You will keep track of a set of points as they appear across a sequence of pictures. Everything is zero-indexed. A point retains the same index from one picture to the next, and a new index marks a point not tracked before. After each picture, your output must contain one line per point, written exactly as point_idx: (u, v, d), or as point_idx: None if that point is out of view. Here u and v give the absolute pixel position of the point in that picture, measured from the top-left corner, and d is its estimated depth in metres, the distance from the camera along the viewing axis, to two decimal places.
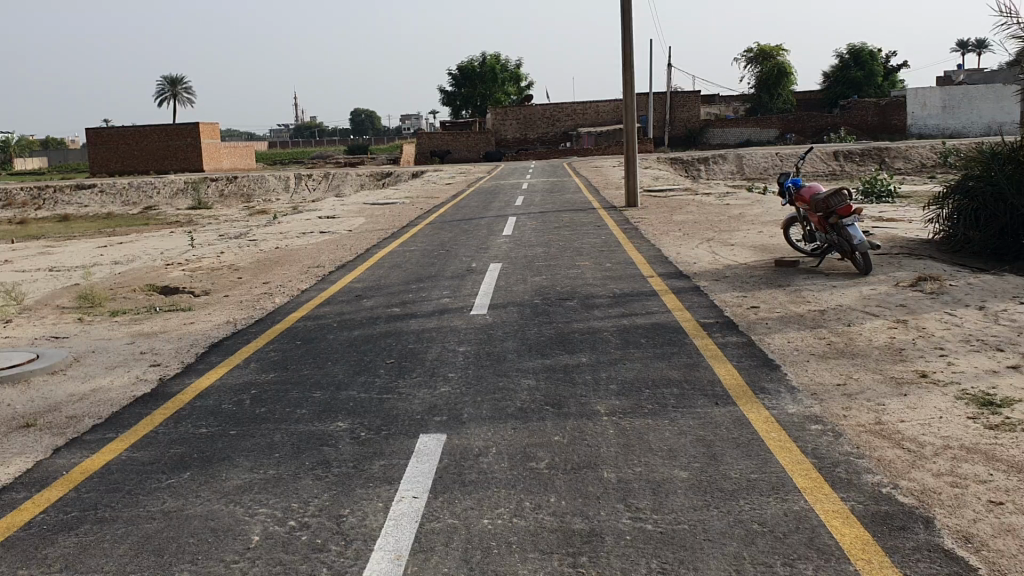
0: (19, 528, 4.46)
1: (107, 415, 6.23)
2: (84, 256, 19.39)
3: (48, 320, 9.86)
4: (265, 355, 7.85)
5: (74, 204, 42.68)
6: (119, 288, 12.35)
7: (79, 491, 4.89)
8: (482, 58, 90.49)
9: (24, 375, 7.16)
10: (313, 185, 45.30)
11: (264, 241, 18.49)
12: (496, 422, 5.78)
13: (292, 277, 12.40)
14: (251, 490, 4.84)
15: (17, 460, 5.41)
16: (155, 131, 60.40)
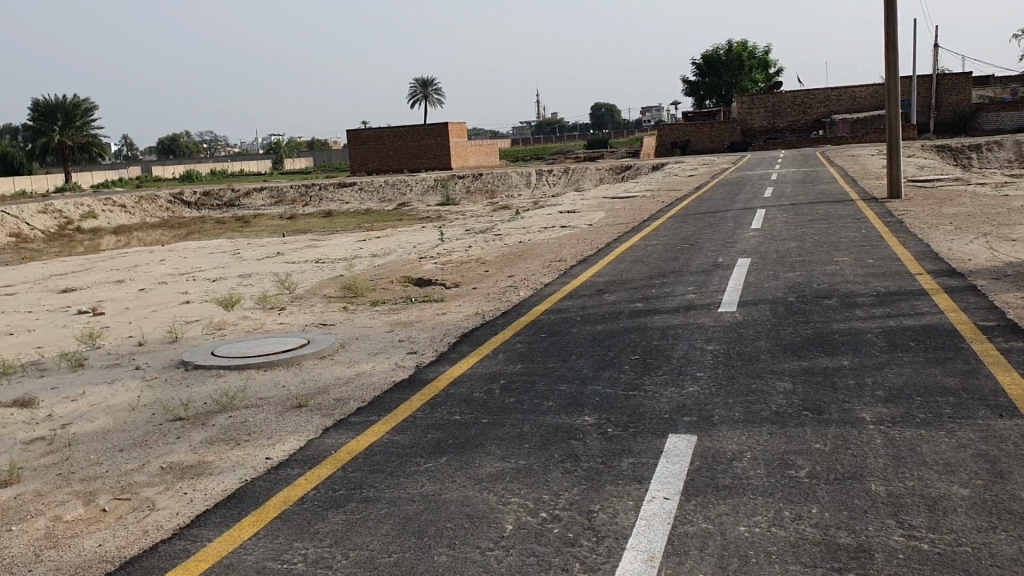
0: (293, 503, 4.79)
1: (370, 399, 6.58)
2: (346, 249, 20.83)
3: (316, 307, 10.65)
4: (514, 346, 8.02)
5: (336, 200, 46.10)
6: (378, 279, 13.16)
7: (345, 470, 5.19)
8: (729, 46, 88.28)
9: (297, 358, 7.75)
10: (555, 180, 46.12)
11: (510, 235, 19.02)
12: (750, 425, 5.54)
13: (536, 271, 12.65)
14: (503, 479, 4.93)
15: (292, 437, 5.84)
16: (408, 131, 63.92)
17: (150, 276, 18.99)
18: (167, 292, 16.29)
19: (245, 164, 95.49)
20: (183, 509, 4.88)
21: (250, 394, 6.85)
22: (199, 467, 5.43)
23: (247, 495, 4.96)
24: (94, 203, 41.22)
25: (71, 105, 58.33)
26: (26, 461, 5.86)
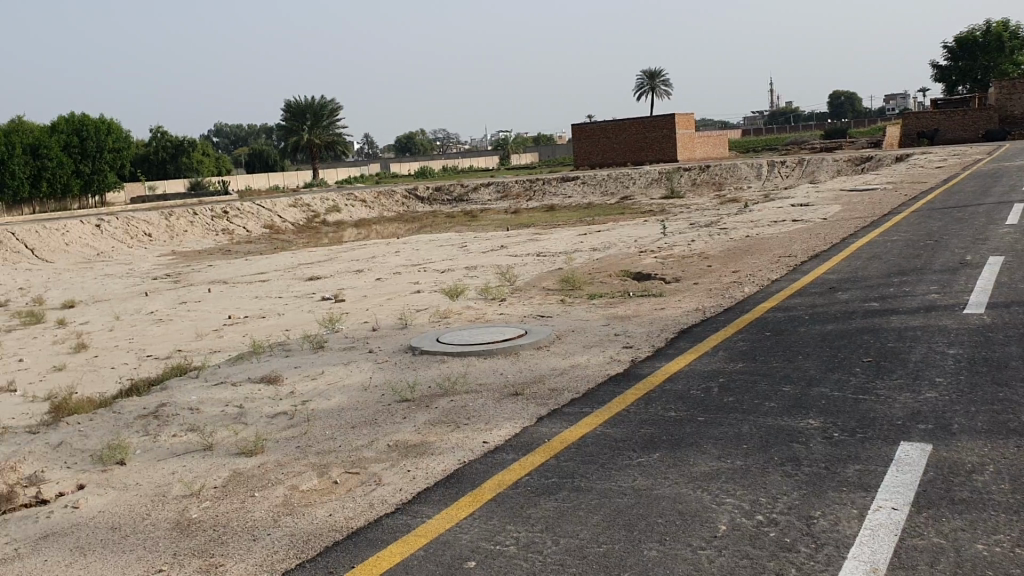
0: (507, 487, 4.92)
1: (584, 390, 6.58)
2: (568, 243, 21.08)
3: (536, 299, 10.86)
4: (734, 344, 7.79)
5: (560, 194, 46.58)
6: (597, 273, 13.21)
7: (558, 459, 5.25)
8: (987, 26, 81.16)
9: (513, 348, 7.77)
10: (785, 172, 44.35)
11: (735, 230, 18.52)
12: (994, 436, 5.08)
13: (761, 267, 12.22)
14: (717, 478, 4.81)
15: (508, 423, 5.95)
16: (634, 124, 63.51)
17: (385, 266, 20.08)
18: (399, 282, 17.16)
19: (476, 161, 98.71)
20: (405, 485, 5.13)
21: (471, 379, 7.03)
22: (421, 447, 5.68)
23: (465, 476, 5.14)
24: (337, 198, 44.16)
25: (319, 105, 62.62)
26: (269, 433, 6.39)
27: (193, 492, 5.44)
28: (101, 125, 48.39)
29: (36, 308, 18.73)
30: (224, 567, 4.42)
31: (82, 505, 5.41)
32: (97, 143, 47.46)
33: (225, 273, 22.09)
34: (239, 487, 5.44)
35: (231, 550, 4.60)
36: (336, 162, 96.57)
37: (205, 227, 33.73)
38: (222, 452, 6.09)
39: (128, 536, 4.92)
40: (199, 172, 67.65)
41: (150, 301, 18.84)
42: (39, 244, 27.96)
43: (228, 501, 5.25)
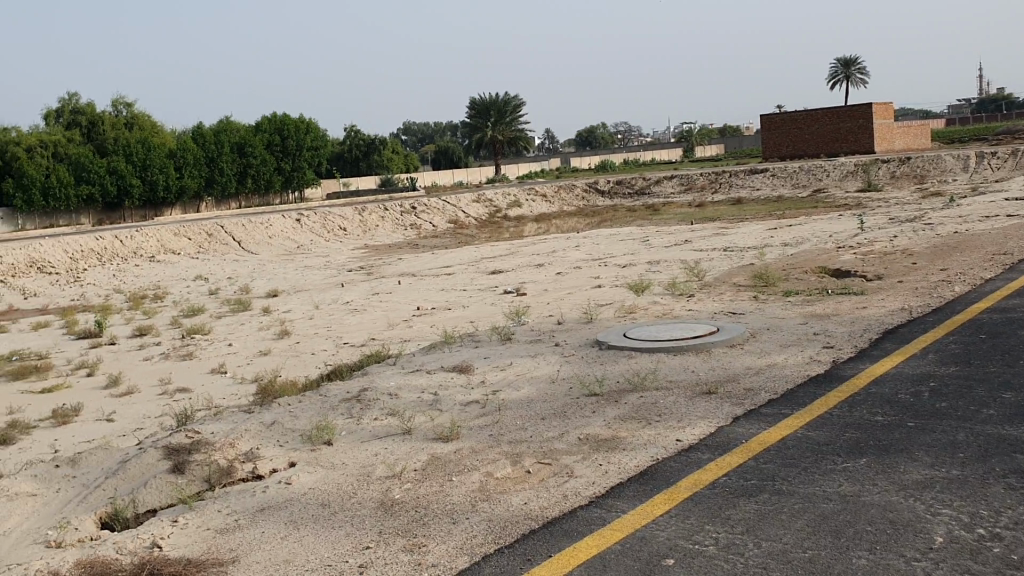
0: (704, 486, 4.82)
1: (782, 391, 6.35)
2: (757, 237, 20.44)
3: (727, 295, 10.59)
4: (946, 347, 7.29)
5: (747, 186, 44.95)
6: (792, 269, 12.72)
7: (757, 460, 5.10)
8: None
9: (705, 345, 7.59)
10: (996, 164, 41.15)
11: (942, 225, 17.34)
12: None
13: (974, 265, 11.39)
14: (932, 488, 4.52)
15: (702, 422, 5.83)
16: (828, 113, 57.83)
17: (567, 260, 20.17)
18: (582, 276, 17.18)
19: (658, 154, 97.32)
20: (599, 478, 5.14)
21: (662, 376, 6.93)
22: (614, 442, 5.66)
23: (660, 473, 5.08)
24: (519, 194, 44.84)
25: (502, 102, 63.62)
26: (463, 420, 6.56)
27: (395, 474, 5.66)
28: (300, 124, 51.19)
29: (244, 297, 20.09)
30: (426, 548, 4.58)
31: (293, 482, 5.75)
32: (296, 141, 50.26)
33: (414, 266, 22.88)
34: (437, 471, 5.62)
35: (432, 533, 4.76)
36: (518, 158, 97.88)
37: (394, 222, 35.08)
38: (420, 437, 6.32)
39: (336, 513, 5.19)
40: (388, 169, 70.34)
41: (345, 292, 19.80)
42: (245, 237, 29.96)
43: (427, 484, 5.43)
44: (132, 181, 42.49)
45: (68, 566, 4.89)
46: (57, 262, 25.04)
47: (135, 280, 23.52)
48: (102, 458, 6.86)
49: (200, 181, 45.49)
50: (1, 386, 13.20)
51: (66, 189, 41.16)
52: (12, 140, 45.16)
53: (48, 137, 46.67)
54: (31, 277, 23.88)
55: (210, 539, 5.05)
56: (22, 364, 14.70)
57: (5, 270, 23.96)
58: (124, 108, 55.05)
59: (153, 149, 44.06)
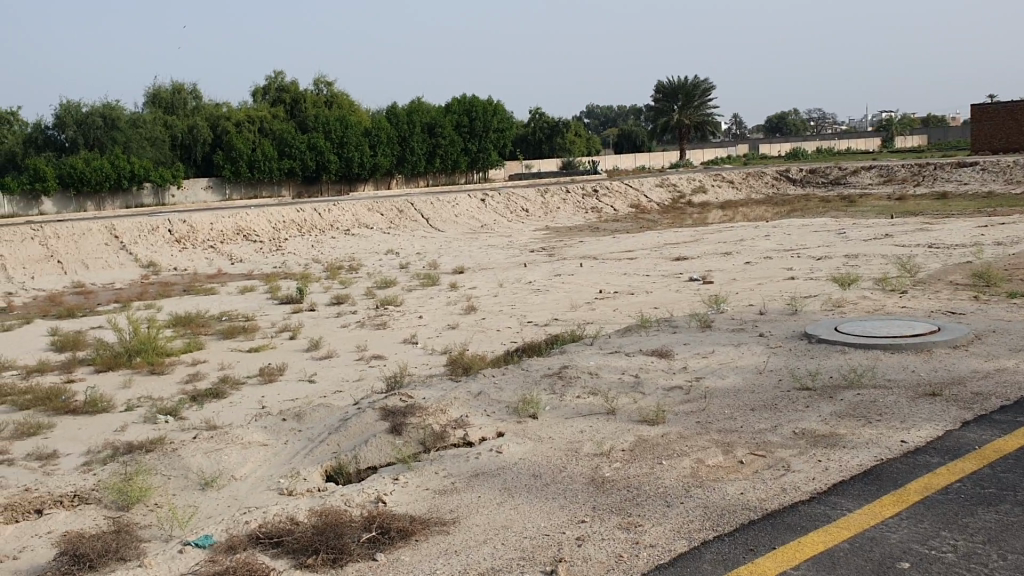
0: (937, 491, 4.61)
1: (1016, 398, 5.96)
2: (967, 235, 19.13)
3: (943, 295, 10.02)
4: None
5: (953, 180, 42.12)
6: (1014, 270, 11.85)
7: (995, 469, 4.83)
8: None
9: (926, 345, 7.22)
10: None
11: None
12: None
13: None
14: None
15: (928, 425, 5.56)
16: None
17: (756, 250, 19.63)
18: (773, 267, 16.67)
19: (853, 142, 92.58)
20: (819, 475, 5.00)
21: (879, 374, 6.65)
22: (832, 439, 5.50)
23: (885, 474, 4.90)
24: (703, 180, 44.05)
25: (691, 86, 62.39)
26: (669, 405, 6.55)
27: (604, 452, 5.73)
28: (488, 106, 52.12)
29: (432, 272, 20.77)
30: (643, 528, 4.61)
31: (504, 451, 5.92)
32: (483, 123, 51.27)
33: (596, 250, 22.92)
34: (647, 453, 5.64)
35: (647, 513, 4.79)
36: (702, 143, 95.86)
37: (576, 205, 35.26)
38: (625, 419, 6.35)
39: (549, 485, 5.32)
40: (570, 152, 70.64)
41: (529, 272, 20.10)
42: (433, 215, 30.99)
43: (638, 465, 5.47)
44: (330, 157, 44.81)
45: (302, 512, 5.24)
46: (262, 231, 26.74)
47: (332, 252, 24.79)
48: (322, 415, 7.31)
49: (391, 159, 47.33)
50: (215, 344, 14.25)
51: (271, 163, 43.94)
52: (223, 115, 48.49)
53: (256, 113, 49.79)
54: (240, 243, 25.62)
55: (429, 499, 5.30)
56: (231, 324, 15.80)
57: (216, 236, 25.81)
58: (324, 87, 57.89)
59: (350, 127, 46.20)
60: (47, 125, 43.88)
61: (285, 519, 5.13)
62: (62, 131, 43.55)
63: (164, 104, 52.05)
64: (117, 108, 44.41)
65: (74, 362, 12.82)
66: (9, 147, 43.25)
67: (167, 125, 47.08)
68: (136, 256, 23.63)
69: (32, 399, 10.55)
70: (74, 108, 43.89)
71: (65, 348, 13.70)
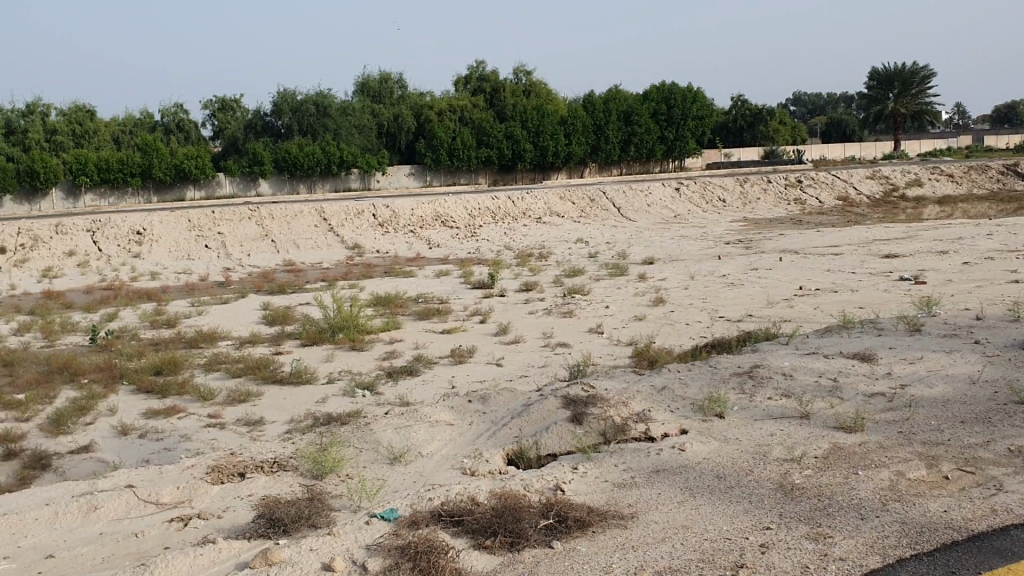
0: None
1: None
2: None
3: None
4: None
5: None
6: None
7: None
8: None
9: None
10: None
11: None
12: None
13: None
14: None
15: None
16: None
17: (976, 249, 18.18)
18: (993, 268, 15.39)
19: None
20: None
21: None
22: None
23: None
24: (918, 173, 41.34)
25: (908, 73, 58.66)
26: (869, 413, 6.17)
27: (794, 457, 5.47)
28: (687, 93, 50.98)
29: (623, 262, 20.65)
30: (833, 539, 4.36)
31: (687, 449, 5.78)
32: (682, 112, 50.24)
33: (796, 244, 21.96)
34: (840, 461, 5.34)
35: (839, 524, 4.52)
36: (921, 133, 89.87)
37: (777, 196, 33.95)
38: (818, 424, 6.05)
39: (733, 487, 5.13)
40: (774, 141, 68.02)
41: (723, 265, 19.58)
42: (626, 204, 30.81)
43: (830, 473, 5.19)
44: (526, 146, 45.48)
45: (483, 494, 5.33)
46: (458, 217, 27.50)
47: (524, 239, 25.15)
48: (507, 399, 7.41)
49: (586, 148, 47.39)
50: (410, 324, 14.79)
51: (470, 151, 45.11)
52: (427, 104, 50.16)
53: (457, 101, 51.13)
54: (437, 229, 26.46)
55: (608, 492, 5.26)
56: (427, 306, 16.35)
57: (415, 220, 26.77)
58: (524, 75, 58.69)
59: (546, 116, 46.61)
60: (266, 112, 46.95)
61: (466, 499, 5.23)
62: (279, 117, 46.52)
63: (372, 93, 54.52)
64: (329, 97, 46.96)
65: (282, 335, 13.68)
66: (231, 133, 46.80)
67: (374, 113, 49.42)
68: (342, 238, 24.90)
69: (244, 368, 11.35)
70: (291, 96, 46.82)
71: (275, 322, 14.63)
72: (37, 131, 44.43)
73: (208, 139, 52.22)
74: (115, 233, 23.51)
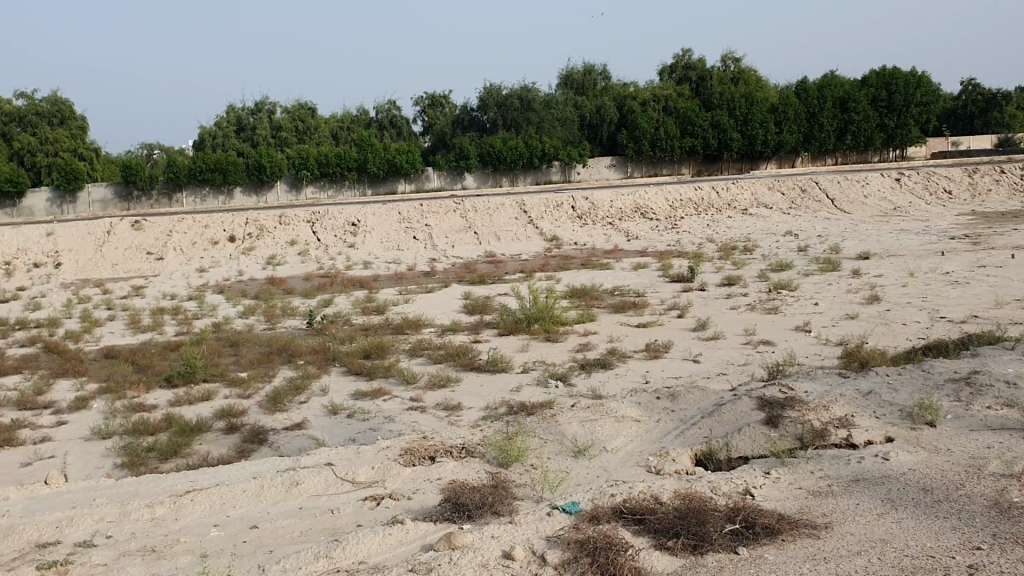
0: None
1: None
2: None
3: None
4: None
5: None
6: None
7: None
8: None
9: None
10: None
11: None
12: None
13: None
14: None
15: None
16: None
17: None
18: None
19: None
20: None
21: None
22: None
23: None
24: None
25: None
26: None
27: (1016, 474, 4.96)
28: (912, 76, 46.70)
29: (833, 257, 19.60)
30: None
31: (891, 459, 5.38)
32: (905, 97, 46.04)
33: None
34: None
35: None
36: None
37: (1013, 186, 31.03)
38: None
39: (941, 502, 4.72)
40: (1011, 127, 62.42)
41: (946, 261, 18.14)
42: (839, 195, 29.27)
43: None
44: (733, 135, 44.00)
45: (667, 493, 5.20)
46: (659, 209, 27.13)
47: (727, 232, 24.45)
48: (699, 398, 7.21)
49: (797, 136, 44.96)
50: (607, 316, 14.72)
51: (672, 141, 44.80)
52: (631, 95, 49.79)
53: (662, 91, 50.29)
54: (637, 221, 26.22)
55: (801, 499, 4.99)
56: (623, 299, 16.21)
57: (615, 213, 26.65)
58: (732, 62, 56.94)
59: (756, 103, 44.85)
60: (473, 107, 48.52)
61: (650, 497, 5.11)
62: (485, 112, 47.91)
63: (576, 85, 54.80)
64: (533, 90, 47.67)
65: (480, 324, 13.97)
66: (440, 128, 48.62)
67: (577, 105, 49.83)
68: (542, 230, 25.19)
69: (444, 355, 11.71)
70: (496, 91, 47.98)
71: (474, 311, 15.00)
72: (265, 128, 48.11)
73: (417, 134, 54.34)
74: (332, 224, 24.96)
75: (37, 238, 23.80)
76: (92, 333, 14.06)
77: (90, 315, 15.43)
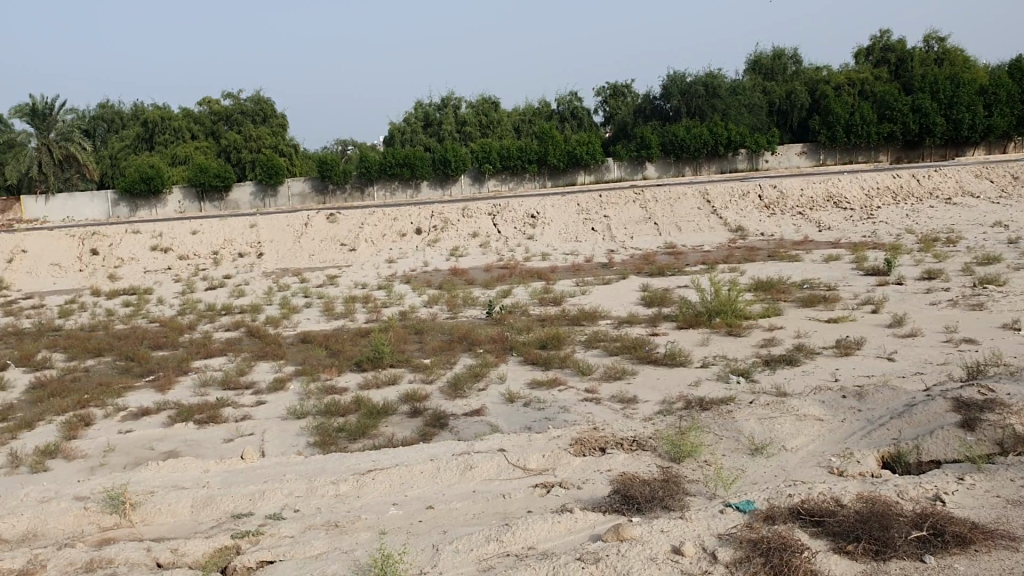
0: None
1: None
2: None
3: None
4: None
5: None
6: None
7: None
8: None
9: None
10: None
11: None
12: None
13: None
14: None
15: None
16: None
17: None
18: None
19: None
20: None
21: None
22: None
23: None
24: None
25: None
26: None
27: None
28: None
29: None
30: None
31: None
32: None
33: None
34: None
35: None
36: None
37: None
38: None
39: None
40: None
41: None
42: None
43: None
44: (936, 119, 41.08)
45: (848, 495, 4.96)
46: (853, 198, 25.80)
47: (928, 222, 22.93)
48: (887, 398, 6.85)
49: (1011, 120, 41.11)
50: (792, 311, 14.18)
51: (869, 127, 42.72)
52: (824, 78, 47.52)
53: (858, 73, 47.68)
54: (829, 211, 25.07)
55: (999, 508, 4.64)
56: (811, 292, 15.55)
57: (805, 202, 25.60)
58: (937, 42, 53.30)
59: (963, 85, 41.59)
60: (656, 96, 47.91)
61: (829, 499, 4.90)
62: (668, 100, 47.19)
63: (764, 70, 53.05)
64: (719, 76, 46.56)
65: (659, 317, 13.81)
66: (622, 118, 48.37)
67: (766, 91, 48.32)
68: (725, 220, 24.55)
69: (620, 347, 11.66)
70: (680, 79, 47.23)
71: (653, 303, 14.85)
72: (451, 123, 49.43)
73: (599, 125, 54.30)
74: (513, 216, 25.38)
75: (243, 230, 25.59)
76: (290, 319, 14.98)
77: (288, 302, 16.45)
